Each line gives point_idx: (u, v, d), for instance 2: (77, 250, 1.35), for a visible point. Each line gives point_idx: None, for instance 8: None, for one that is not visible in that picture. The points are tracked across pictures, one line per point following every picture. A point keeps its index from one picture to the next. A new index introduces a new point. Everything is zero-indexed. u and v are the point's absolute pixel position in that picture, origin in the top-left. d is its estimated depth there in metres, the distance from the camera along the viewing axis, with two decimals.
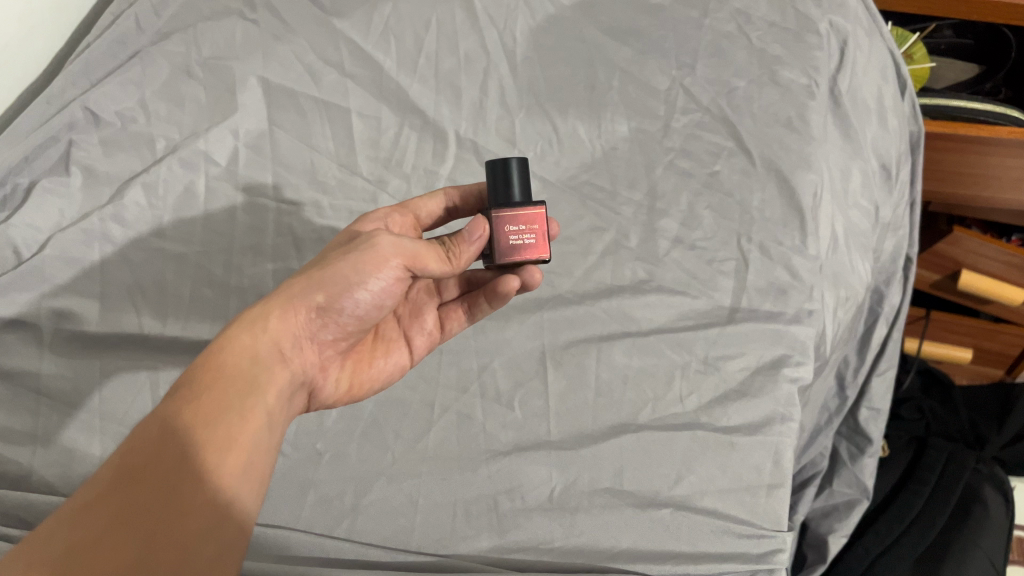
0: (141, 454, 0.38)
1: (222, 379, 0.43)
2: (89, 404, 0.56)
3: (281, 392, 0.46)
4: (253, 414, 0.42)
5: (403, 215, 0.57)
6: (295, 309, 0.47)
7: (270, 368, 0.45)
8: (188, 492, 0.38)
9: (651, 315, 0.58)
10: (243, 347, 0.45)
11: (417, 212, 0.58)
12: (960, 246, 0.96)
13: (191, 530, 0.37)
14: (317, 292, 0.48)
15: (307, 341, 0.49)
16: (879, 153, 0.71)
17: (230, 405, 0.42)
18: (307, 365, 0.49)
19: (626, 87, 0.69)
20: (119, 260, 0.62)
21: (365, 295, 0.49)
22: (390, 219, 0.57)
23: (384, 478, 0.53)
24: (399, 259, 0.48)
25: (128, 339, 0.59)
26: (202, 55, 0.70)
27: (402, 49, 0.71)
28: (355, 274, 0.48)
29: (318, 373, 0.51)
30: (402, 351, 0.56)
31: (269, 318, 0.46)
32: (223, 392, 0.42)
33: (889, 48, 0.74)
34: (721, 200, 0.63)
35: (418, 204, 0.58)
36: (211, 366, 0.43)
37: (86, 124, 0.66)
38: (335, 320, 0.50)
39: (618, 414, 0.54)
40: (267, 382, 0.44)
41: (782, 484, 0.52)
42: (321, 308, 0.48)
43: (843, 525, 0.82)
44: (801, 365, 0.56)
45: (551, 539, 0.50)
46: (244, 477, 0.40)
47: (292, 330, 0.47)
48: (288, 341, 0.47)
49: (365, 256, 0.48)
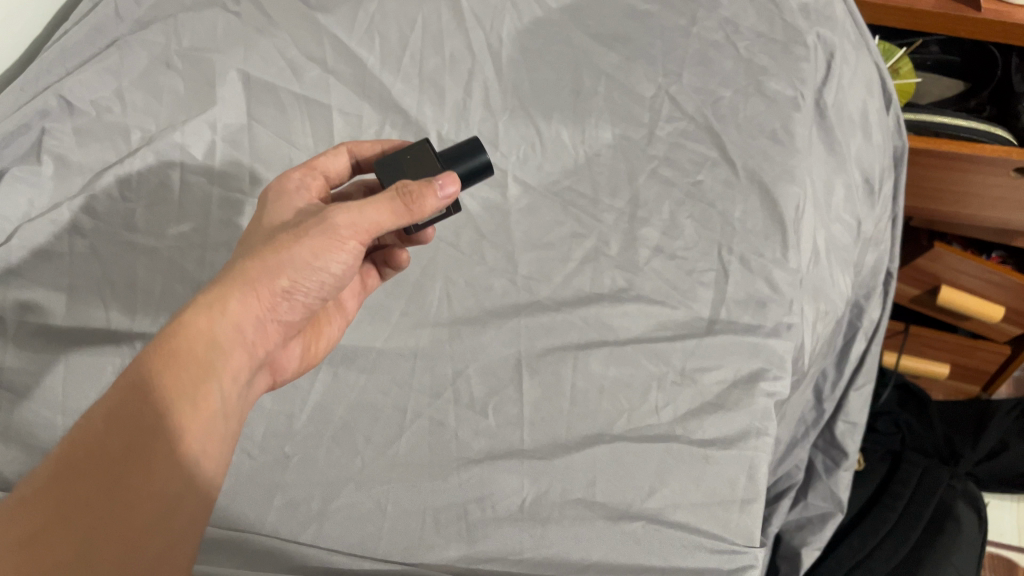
0: (86, 447, 0.37)
1: (176, 365, 0.41)
2: (53, 398, 0.55)
3: (238, 376, 0.44)
4: (207, 402, 0.41)
5: (312, 175, 0.56)
6: (258, 292, 0.46)
7: (227, 353, 0.44)
8: (135, 485, 0.37)
9: (629, 324, 0.58)
10: (201, 331, 0.43)
11: (325, 171, 0.58)
12: (941, 263, 0.96)
13: (137, 527, 0.36)
14: (279, 277, 0.46)
15: (270, 322, 0.48)
16: (863, 167, 0.72)
17: (182, 394, 0.40)
18: (268, 344, 0.48)
19: (612, 92, 0.68)
20: (89, 252, 0.60)
21: (326, 276, 0.48)
22: (305, 182, 0.55)
23: (353, 483, 0.52)
24: (356, 237, 0.48)
25: (96, 334, 0.57)
26: (182, 46, 0.68)
27: (387, 46, 0.69)
28: (316, 258, 0.47)
29: (274, 350, 0.50)
30: (340, 315, 0.58)
31: (230, 301, 0.44)
32: (176, 377, 0.41)
33: (875, 63, 0.74)
34: (702, 210, 0.63)
35: (324, 163, 0.58)
36: (165, 350, 0.41)
37: (61, 113, 0.65)
38: (300, 301, 0.49)
39: (593, 424, 0.53)
40: (225, 367, 0.43)
41: (755, 499, 0.51)
42: (286, 292, 0.47)
43: (816, 538, 0.81)
44: (778, 380, 0.56)
45: (521, 549, 0.49)
46: (196, 469, 0.40)
47: (254, 312, 0.46)
48: (250, 324, 0.45)
49: (322, 240, 0.47)
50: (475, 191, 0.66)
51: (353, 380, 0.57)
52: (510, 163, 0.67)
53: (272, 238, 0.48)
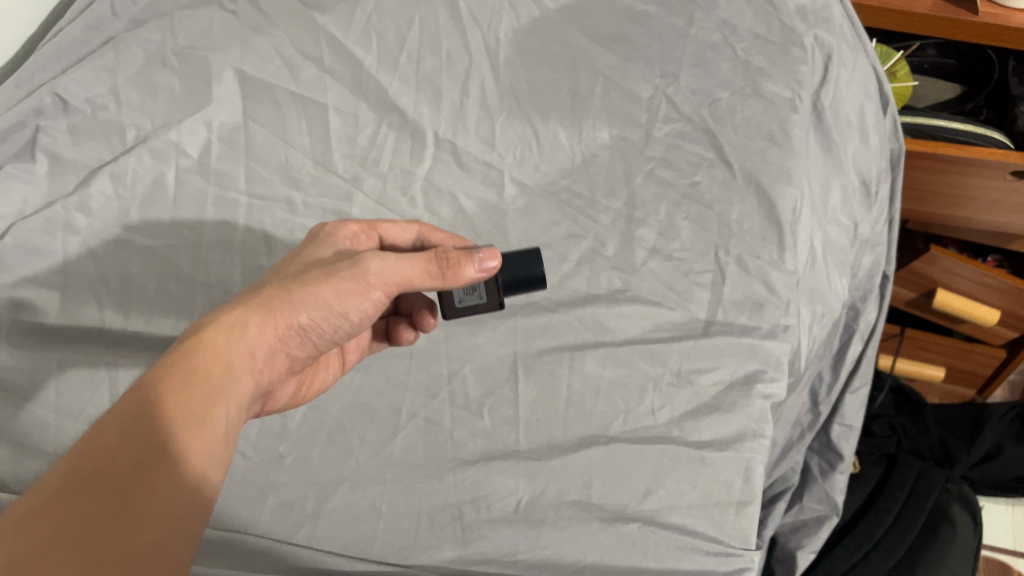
0: (94, 458, 0.36)
1: (189, 384, 0.41)
2: (46, 398, 0.54)
3: (242, 406, 0.44)
4: (214, 425, 0.41)
5: (366, 233, 0.55)
6: (277, 320, 0.46)
7: (237, 378, 0.44)
8: (141, 501, 0.36)
9: (626, 325, 0.57)
10: (217, 353, 0.43)
11: (383, 234, 0.56)
12: (937, 266, 0.96)
13: (140, 545, 0.35)
14: (301, 313, 0.47)
15: (280, 357, 0.48)
16: (860, 170, 0.72)
17: (193, 412, 0.40)
18: (274, 377, 0.48)
19: (609, 93, 0.68)
20: (83, 251, 0.60)
21: (343, 321, 0.49)
22: (357, 237, 0.55)
23: (347, 484, 0.52)
24: (382, 289, 0.50)
25: (89, 334, 0.57)
26: (178, 44, 0.68)
27: (384, 45, 0.69)
28: (339, 300, 0.49)
29: (277, 384, 0.49)
30: (337, 361, 0.55)
31: (249, 327, 0.45)
32: (189, 397, 0.40)
33: (872, 64, 0.74)
34: (700, 211, 0.63)
35: (385, 227, 0.56)
36: (181, 366, 0.41)
37: (55, 110, 0.64)
38: (313, 340, 0.49)
39: (589, 425, 0.53)
40: (233, 393, 0.43)
41: (751, 501, 0.51)
42: (303, 328, 0.47)
43: (812, 540, 0.82)
44: (775, 382, 0.55)
45: (515, 551, 0.49)
46: (200, 492, 0.39)
47: (268, 341, 0.46)
48: (264, 355, 0.46)
49: (350, 283, 0.49)
50: (472, 191, 0.66)
51: (348, 379, 0.57)
52: (507, 163, 0.67)
53: (298, 272, 0.49)
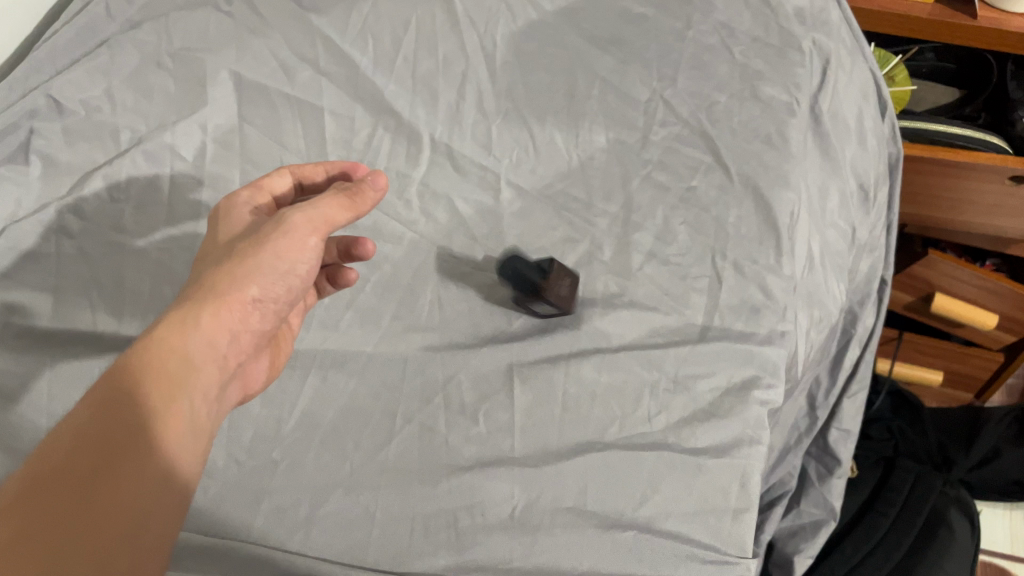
0: (56, 464, 0.36)
1: (146, 378, 0.40)
2: (39, 402, 0.54)
3: (211, 392, 0.43)
4: (177, 414, 0.40)
5: (258, 193, 0.54)
6: (227, 301, 0.45)
7: (199, 366, 0.43)
8: (110, 499, 0.36)
9: (622, 330, 0.57)
10: (173, 346, 0.42)
11: (272, 189, 0.55)
12: (936, 270, 0.96)
13: (113, 540, 0.35)
14: (248, 284, 0.46)
15: (243, 336, 0.47)
16: (857, 173, 0.73)
17: (153, 405, 0.39)
18: (241, 358, 0.47)
19: (605, 95, 0.68)
20: (76, 255, 0.59)
21: (293, 278, 0.49)
22: (252, 204, 0.53)
23: (341, 489, 0.51)
24: (315, 234, 0.49)
25: (83, 336, 0.57)
26: (172, 45, 0.67)
27: (380, 48, 0.69)
28: (280, 262, 0.48)
29: (245, 365, 0.49)
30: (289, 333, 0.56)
31: (201, 316, 0.44)
32: (146, 391, 0.39)
33: (870, 69, 0.77)
34: (697, 215, 0.63)
35: (270, 181, 0.55)
36: (134, 364, 0.40)
37: (49, 112, 0.63)
38: (269, 309, 0.48)
39: (585, 431, 0.53)
40: (196, 380, 0.42)
41: (747, 508, 0.51)
42: (256, 299, 0.47)
43: (808, 545, 0.81)
44: (772, 388, 0.55)
45: (511, 558, 0.48)
46: (173, 483, 0.38)
47: (225, 325, 0.45)
48: (223, 337, 0.45)
49: (285, 242, 0.48)
50: (468, 195, 0.66)
51: (343, 383, 0.56)
52: (503, 167, 0.67)
53: (230, 250, 0.48)
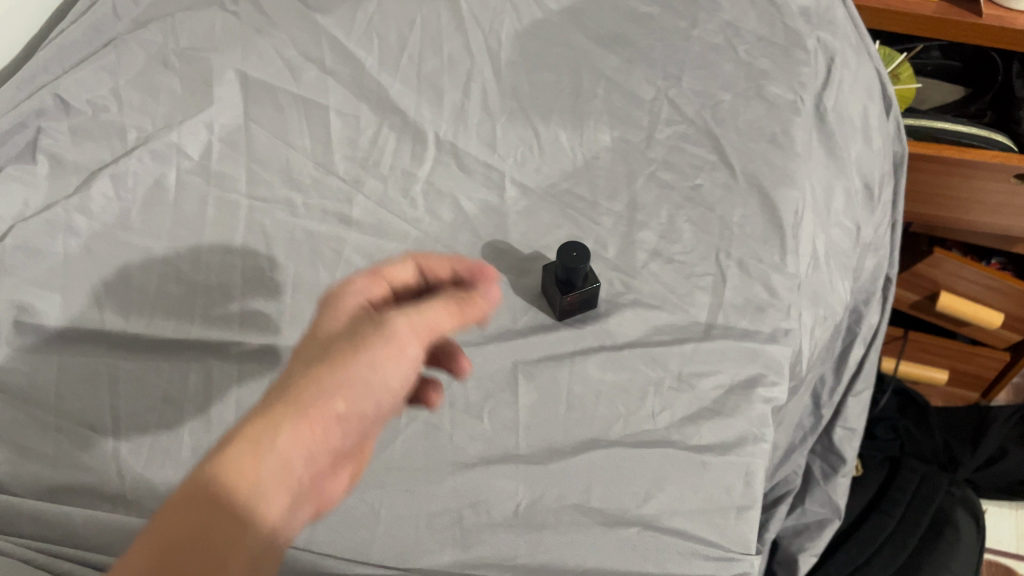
0: None
1: (204, 527, 0.37)
2: (44, 399, 0.53)
3: (275, 529, 0.40)
4: (233, 568, 0.37)
5: (378, 282, 0.49)
6: (312, 423, 0.41)
7: (267, 504, 0.39)
8: None
9: (626, 328, 0.57)
10: (242, 478, 0.38)
11: (392, 281, 0.50)
12: (941, 269, 0.96)
13: None
14: (337, 402, 0.42)
15: (323, 456, 0.42)
16: (863, 172, 0.73)
17: (206, 559, 0.36)
18: (316, 477, 0.43)
19: (611, 95, 0.69)
20: (83, 252, 0.60)
21: (387, 396, 0.44)
22: (362, 290, 0.48)
23: (347, 487, 0.50)
24: (417, 348, 0.45)
25: (89, 335, 0.56)
26: (179, 45, 0.68)
27: (385, 47, 0.69)
28: (376, 373, 0.43)
29: (327, 480, 0.45)
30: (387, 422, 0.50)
31: (281, 435, 0.40)
32: (203, 543, 0.36)
33: (876, 68, 0.77)
34: (701, 214, 0.63)
35: (394, 273, 0.50)
36: (197, 507, 0.37)
37: (57, 111, 0.64)
38: (359, 424, 0.44)
39: (589, 429, 0.53)
40: (260, 522, 0.39)
41: (752, 506, 0.51)
42: (348, 416, 0.42)
43: (814, 544, 0.81)
44: (776, 386, 0.55)
45: (516, 555, 0.48)
46: None
47: (309, 445, 0.41)
48: (303, 463, 0.41)
49: (385, 353, 0.44)
50: (473, 193, 0.65)
51: None
52: (508, 165, 0.67)
53: (326, 348, 0.44)
